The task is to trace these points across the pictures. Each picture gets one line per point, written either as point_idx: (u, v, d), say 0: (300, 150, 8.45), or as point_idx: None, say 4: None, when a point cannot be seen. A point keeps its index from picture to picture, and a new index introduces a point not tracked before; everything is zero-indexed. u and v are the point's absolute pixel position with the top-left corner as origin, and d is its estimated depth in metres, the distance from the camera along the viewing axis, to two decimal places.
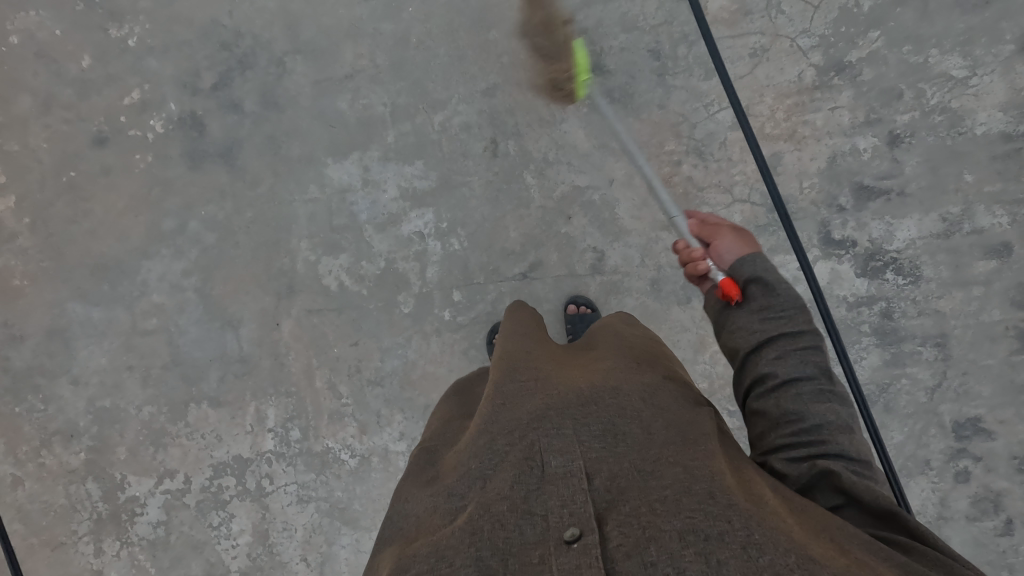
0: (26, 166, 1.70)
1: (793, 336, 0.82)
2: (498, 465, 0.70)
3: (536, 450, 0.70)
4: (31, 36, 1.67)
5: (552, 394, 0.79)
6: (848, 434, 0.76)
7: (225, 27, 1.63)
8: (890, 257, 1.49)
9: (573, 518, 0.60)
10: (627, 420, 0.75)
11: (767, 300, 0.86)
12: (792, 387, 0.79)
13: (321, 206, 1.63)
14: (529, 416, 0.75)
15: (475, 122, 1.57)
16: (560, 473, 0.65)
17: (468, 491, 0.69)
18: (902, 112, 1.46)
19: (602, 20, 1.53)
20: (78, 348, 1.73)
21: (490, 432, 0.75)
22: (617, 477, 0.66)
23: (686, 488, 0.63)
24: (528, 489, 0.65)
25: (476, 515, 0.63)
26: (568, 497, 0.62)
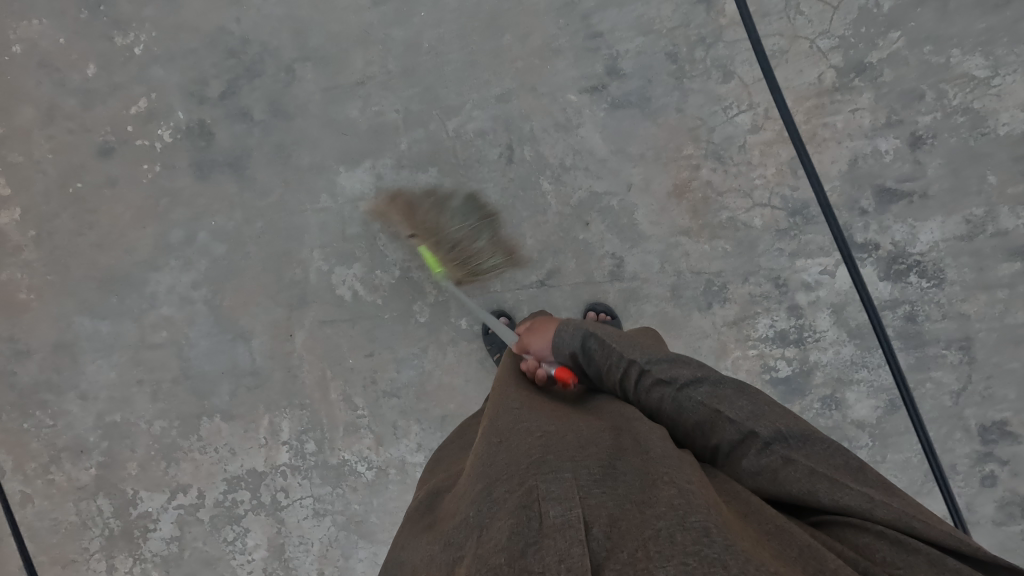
0: (30, 178, 1.67)
1: (630, 370, 0.90)
2: (496, 511, 0.70)
3: (534, 495, 0.69)
4: (33, 46, 1.64)
5: (550, 434, 0.78)
6: (728, 423, 0.81)
7: (232, 34, 1.59)
8: (914, 259, 1.47)
9: (571, 573, 0.59)
10: (627, 460, 0.74)
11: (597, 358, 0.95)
12: (661, 417, 0.87)
13: (333, 215, 1.60)
14: (527, 459, 0.74)
15: (489, 128, 1.55)
16: (559, 522, 0.65)
17: (468, 541, 0.69)
18: (924, 113, 1.44)
19: (617, 23, 1.50)
20: (85, 362, 1.69)
21: (488, 475, 0.75)
22: (618, 521, 0.65)
23: (683, 523, 0.63)
24: (527, 542, 0.64)
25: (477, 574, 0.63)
26: (566, 551, 0.61)
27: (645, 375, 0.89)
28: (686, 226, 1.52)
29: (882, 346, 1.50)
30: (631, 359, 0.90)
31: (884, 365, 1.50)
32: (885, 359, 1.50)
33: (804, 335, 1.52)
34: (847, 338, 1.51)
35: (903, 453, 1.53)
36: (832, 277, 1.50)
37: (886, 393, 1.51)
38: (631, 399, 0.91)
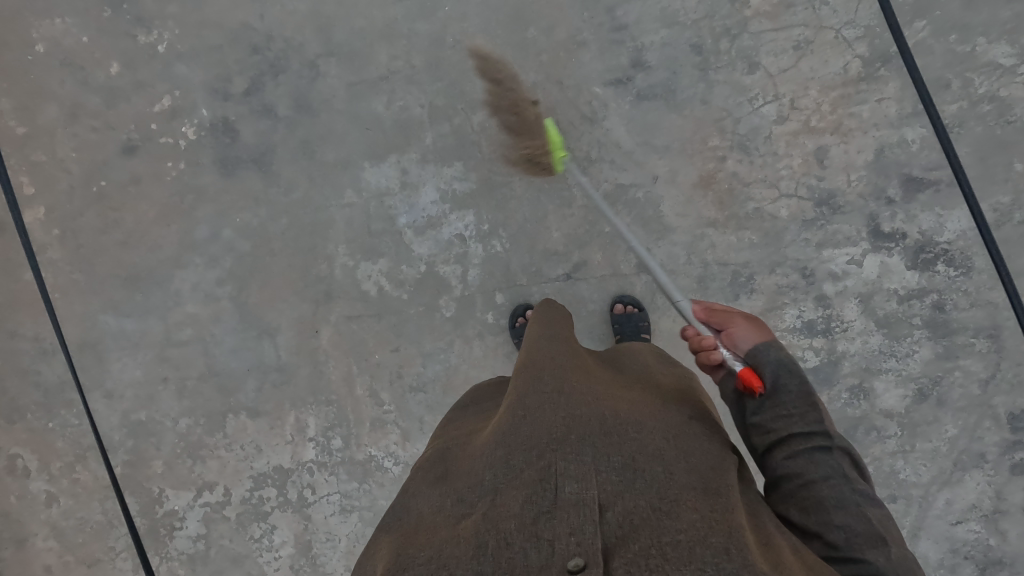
0: (54, 177, 1.67)
1: (807, 434, 0.75)
2: (512, 477, 0.68)
3: (552, 468, 0.67)
4: (57, 44, 1.64)
5: (575, 412, 0.76)
6: (882, 547, 0.66)
7: (256, 31, 1.60)
8: (941, 248, 1.47)
9: (578, 546, 0.57)
10: (651, 457, 0.72)
11: (775, 394, 0.79)
12: (808, 489, 0.72)
13: (358, 210, 1.60)
14: (550, 433, 0.72)
15: (515, 122, 1.55)
16: (574, 499, 0.62)
17: (478, 500, 0.68)
18: (950, 102, 1.44)
19: (642, 15, 1.50)
20: (111, 360, 1.69)
21: (508, 443, 0.74)
22: (632, 512, 0.62)
23: (703, 538, 0.59)
24: (539, 510, 0.62)
25: (483, 532, 0.62)
26: (578, 526, 0.59)
27: (823, 446, 0.74)
28: (712, 217, 1.52)
29: (910, 335, 1.49)
30: (820, 426, 0.75)
31: (913, 354, 1.50)
32: (914, 348, 1.49)
33: (831, 325, 1.52)
34: (875, 328, 1.50)
35: (931, 443, 1.51)
36: (859, 267, 1.50)
37: (915, 382, 1.50)
38: (780, 452, 0.76)
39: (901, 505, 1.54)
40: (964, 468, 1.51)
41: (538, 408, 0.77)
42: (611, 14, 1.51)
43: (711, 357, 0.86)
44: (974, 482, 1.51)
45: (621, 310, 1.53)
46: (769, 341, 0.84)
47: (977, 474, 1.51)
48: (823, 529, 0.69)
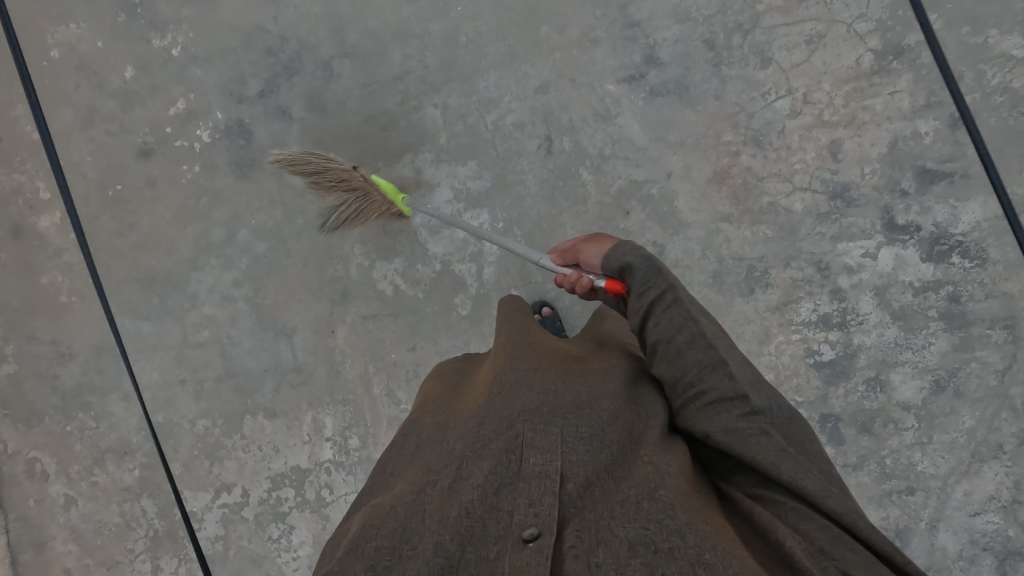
0: (71, 181, 1.68)
1: (659, 299, 0.85)
2: (479, 449, 0.72)
3: (517, 442, 0.72)
4: (72, 49, 1.65)
5: (548, 390, 0.82)
6: (729, 385, 0.77)
7: (270, 33, 1.61)
8: (956, 240, 1.47)
9: (534, 517, 0.63)
10: (617, 426, 0.78)
11: (638, 288, 0.88)
12: (669, 349, 0.83)
13: (374, 210, 1.61)
14: (520, 408, 0.78)
15: (528, 119, 1.56)
16: (536, 471, 0.68)
17: (443, 469, 0.71)
18: (964, 93, 1.45)
19: (654, 11, 1.51)
20: (128, 363, 1.70)
21: (481, 416, 0.78)
22: (593, 483, 0.69)
23: (653, 498, 0.67)
24: (502, 481, 0.67)
25: (446, 504, 0.65)
26: (536, 498, 0.65)
27: (682, 314, 0.83)
28: (727, 212, 1.53)
29: (926, 327, 1.50)
30: (670, 288, 0.85)
31: (929, 346, 1.50)
32: (930, 340, 1.50)
33: (847, 318, 1.52)
34: (891, 320, 1.51)
35: (949, 434, 1.51)
36: (874, 260, 1.50)
37: (932, 374, 1.51)
38: (649, 323, 0.86)
39: (920, 498, 1.53)
40: (983, 459, 1.50)
41: (511, 387, 0.83)
42: (623, 12, 1.52)
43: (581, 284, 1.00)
44: (993, 473, 1.51)
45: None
46: (628, 240, 0.92)
47: (995, 465, 1.50)
48: (683, 379, 0.81)
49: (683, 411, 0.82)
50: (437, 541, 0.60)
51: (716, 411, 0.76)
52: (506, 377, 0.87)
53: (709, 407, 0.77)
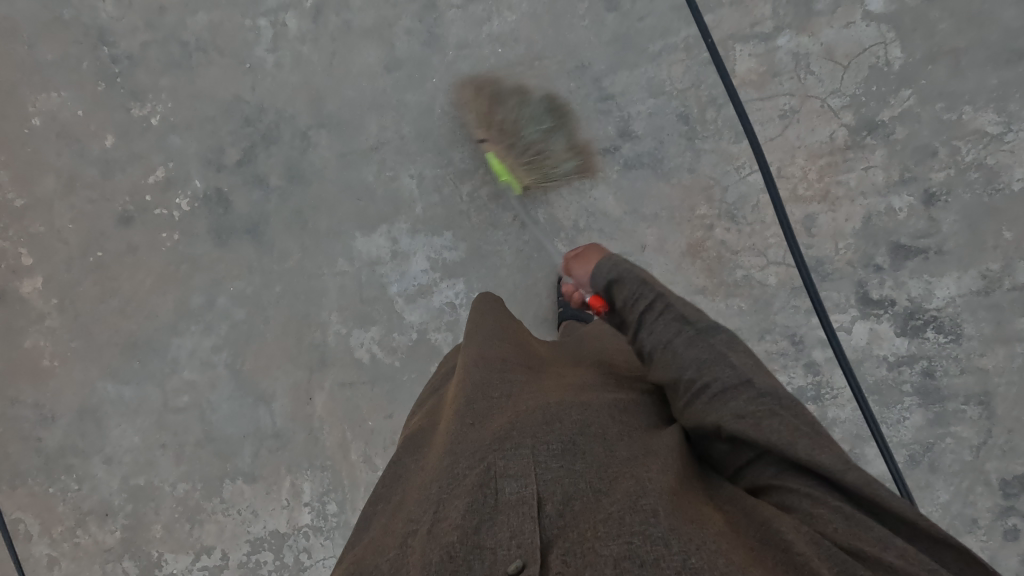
0: (53, 247, 1.69)
1: (651, 305, 0.85)
2: (453, 488, 0.68)
3: (490, 473, 0.68)
4: (53, 117, 1.67)
5: (517, 414, 0.78)
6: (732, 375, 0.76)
7: (248, 102, 1.62)
8: (930, 315, 1.47)
9: (519, 547, 0.59)
10: (589, 439, 0.75)
11: (630, 301, 0.87)
12: (669, 349, 0.82)
13: (351, 278, 1.62)
14: (490, 438, 0.74)
15: (504, 191, 1.56)
16: (513, 500, 0.64)
17: (418, 515, 0.67)
18: (938, 169, 1.44)
19: (628, 85, 1.51)
20: (110, 427, 1.71)
21: (451, 452, 0.74)
22: (572, 501, 0.65)
23: (635, 506, 0.63)
24: (480, 517, 0.63)
25: (425, 548, 0.61)
26: (518, 527, 0.61)
27: (675, 316, 0.83)
28: (701, 284, 1.53)
29: (901, 402, 1.50)
30: (659, 295, 0.85)
31: (904, 420, 1.50)
32: (905, 415, 1.50)
33: (822, 392, 1.52)
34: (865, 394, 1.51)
35: (924, 508, 1.51)
36: (848, 334, 1.50)
37: (907, 449, 1.51)
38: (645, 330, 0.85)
39: None
40: (958, 533, 1.50)
41: (480, 418, 0.80)
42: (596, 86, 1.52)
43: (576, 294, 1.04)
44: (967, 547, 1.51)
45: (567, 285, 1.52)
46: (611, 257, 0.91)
47: (970, 540, 1.50)
48: (681, 377, 0.80)
49: (686, 409, 0.79)
50: None
51: (720, 403, 0.75)
52: (473, 407, 0.83)
53: (711, 400, 0.76)
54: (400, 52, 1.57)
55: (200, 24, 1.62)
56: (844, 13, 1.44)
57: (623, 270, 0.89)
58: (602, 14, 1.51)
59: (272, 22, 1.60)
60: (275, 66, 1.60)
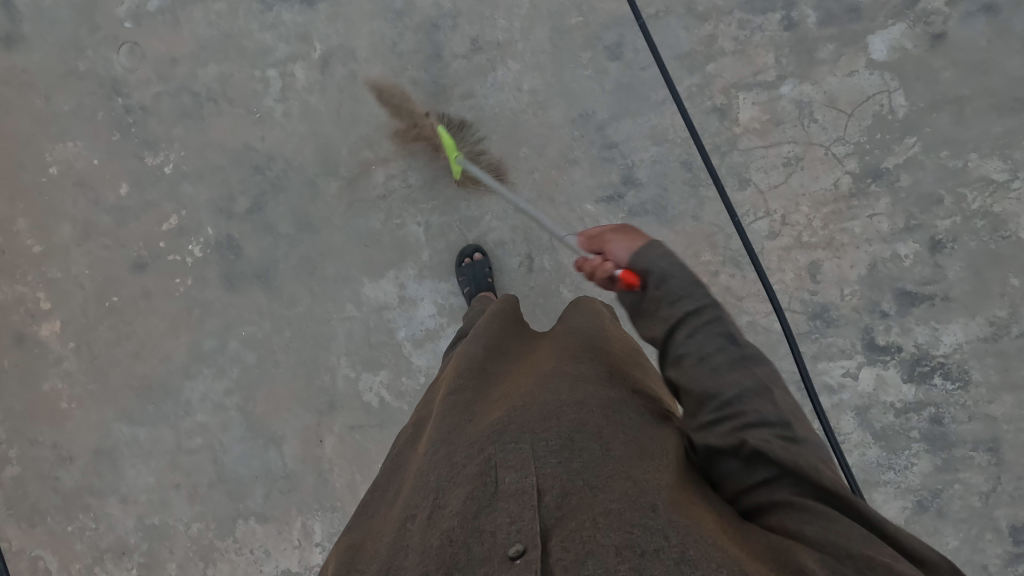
0: (70, 292, 1.74)
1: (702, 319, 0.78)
2: (455, 478, 0.74)
3: (491, 464, 0.73)
4: (70, 166, 1.71)
5: (516, 405, 0.82)
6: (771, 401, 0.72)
7: (258, 151, 1.65)
8: (937, 361, 1.47)
9: (518, 533, 0.64)
10: (589, 433, 0.76)
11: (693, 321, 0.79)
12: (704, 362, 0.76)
13: (359, 323, 1.64)
14: (488, 430, 0.78)
15: (509, 238, 1.59)
16: (512, 489, 0.68)
17: (420, 502, 0.74)
18: (943, 217, 1.44)
19: (632, 133, 1.53)
20: (125, 467, 1.75)
21: (452, 444, 0.80)
22: (570, 492, 0.68)
23: (634, 500, 0.66)
24: (480, 506, 0.68)
25: (427, 534, 0.69)
26: (517, 515, 0.66)
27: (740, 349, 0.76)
28: None
29: (908, 448, 1.49)
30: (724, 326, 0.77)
31: (911, 467, 1.49)
32: (912, 461, 1.49)
33: None
34: (872, 440, 1.50)
35: None
36: (855, 380, 1.50)
37: (915, 495, 1.50)
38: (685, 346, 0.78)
39: None
40: None
41: (479, 414, 0.85)
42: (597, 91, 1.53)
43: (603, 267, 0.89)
44: None
45: (469, 261, 1.54)
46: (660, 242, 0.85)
47: None
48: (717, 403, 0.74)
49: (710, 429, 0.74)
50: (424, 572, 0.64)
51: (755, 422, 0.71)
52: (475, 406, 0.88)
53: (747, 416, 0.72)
54: (406, 101, 1.60)
55: (211, 74, 1.65)
56: (847, 62, 1.45)
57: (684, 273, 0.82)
58: (605, 63, 1.53)
59: (281, 73, 1.63)
60: (284, 115, 1.63)
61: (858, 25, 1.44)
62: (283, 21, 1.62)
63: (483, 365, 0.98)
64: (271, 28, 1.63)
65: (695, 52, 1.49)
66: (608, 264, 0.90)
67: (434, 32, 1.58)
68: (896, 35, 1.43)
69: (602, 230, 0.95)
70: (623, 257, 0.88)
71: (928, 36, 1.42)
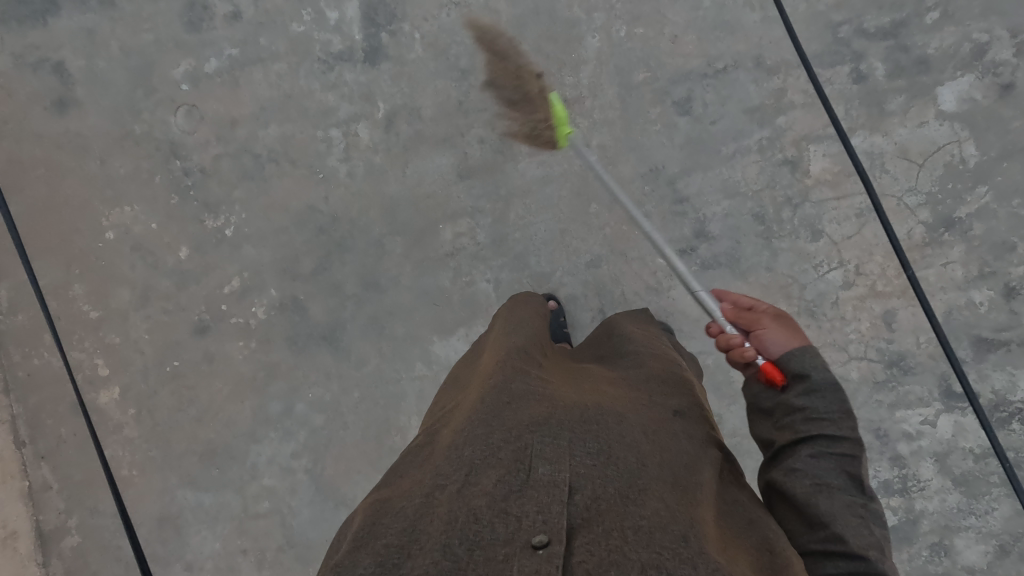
0: (128, 358, 1.70)
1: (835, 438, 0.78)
2: (488, 454, 0.70)
3: (527, 451, 0.70)
4: (126, 231, 1.68)
5: (554, 405, 0.80)
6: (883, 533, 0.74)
7: (322, 212, 1.63)
8: (1015, 407, 1.48)
9: (545, 523, 0.60)
10: (625, 448, 0.75)
11: (809, 400, 0.81)
12: (835, 471, 0.77)
13: (429, 382, 1.63)
14: (528, 419, 0.76)
15: (580, 294, 1.58)
16: (546, 480, 0.66)
17: (450, 473, 0.69)
18: (1016, 264, 1.45)
19: (703, 187, 1.53)
20: (189, 534, 1.71)
21: (489, 420, 0.77)
22: (600, 498, 0.66)
23: (663, 526, 0.64)
24: (511, 487, 0.65)
25: (453, 505, 0.64)
26: (546, 505, 0.62)
27: (847, 427, 0.79)
28: None
29: (989, 493, 1.50)
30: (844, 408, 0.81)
31: (992, 511, 1.49)
32: (993, 506, 1.49)
33: (908, 484, 1.52)
34: (952, 486, 1.51)
35: None
36: (933, 427, 1.51)
37: (996, 539, 1.50)
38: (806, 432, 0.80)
39: None
40: None
41: (519, 396, 0.82)
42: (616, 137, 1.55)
43: (742, 353, 0.88)
44: None
45: None
46: (812, 349, 0.85)
47: None
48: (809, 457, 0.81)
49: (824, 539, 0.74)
50: (446, 541, 0.60)
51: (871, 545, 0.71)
52: (515, 384, 0.85)
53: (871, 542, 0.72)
54: (473, 158, 1.59)
55: (272, 135, 1.63)
56: (917, 113, 1.46)
57: (832, 390, 0.81)
58: (674, 118, 1.53)
59: (344, 133, 1.62)
60: (348, 175, 1.62)
61: (928, 76, 1.45)
62: (345, 80, 1.61)
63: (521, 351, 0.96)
64: (332, 87, 1.61)
65: (764, 106, 1.51)
66: (750, 349, 0.89)
67: (500, 90, 1.57)
68: (965, 86, 1.44)
69: (759, 310, 0.96)
70: (777, 346, 0.88)
71: (997, 86, 1.43)
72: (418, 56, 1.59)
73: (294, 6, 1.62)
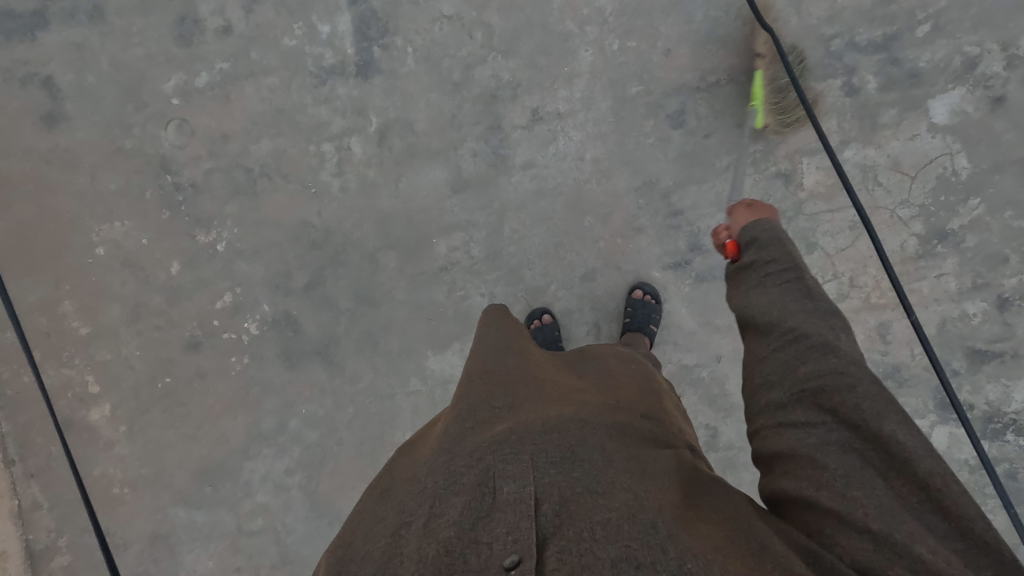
0: (119, 375, 1.68)
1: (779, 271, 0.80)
2: (451, 483, 0.68)
3: (491, 474, 0.68)
4: (117, 247, 1.66)
5: (518, 419, 0.78)
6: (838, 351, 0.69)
7: (315, 227, 1.62)
8: (1009, 418, 1.48)
9: (515, 543, 0.59)
10: (589, 449, 0.74)
11: (755, 252, 0.84)
12: (779, 298, 0.78)
13: (425, 397, 1.62)
14: (489, 438, 0.74)
15: (576, 307, 1.58)
16: (511, 498, 0.64)
17: (414, 510, 0.67)
18: (1009, 275, 1.45)
19: (697, 200, 1.53)
20: (183, 552, 1.69)
21: (451, 448, 0.75)
22: (568, 501, 0.64)
23: (632, 515, 0.63)
24: (477, 515, 0.63)
25: (421, 543, 0.62)
26: (514, 523, 0.61)
27: (785, 261, 0.80)
28: None
29: (985, 504, 1.50)
30: (795, 266, 0.79)
31: None
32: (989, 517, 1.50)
33: None
34: None
35: None
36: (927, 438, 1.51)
37: None
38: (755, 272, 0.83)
39: None
40: None
41: (481, 419, 0.80)
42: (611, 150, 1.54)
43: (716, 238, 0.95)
44: None
45: (538, 324, 1.55)
46: (767, 220, 0.86)
47: None
48: (781, 322, 0.75)
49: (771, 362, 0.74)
50: None
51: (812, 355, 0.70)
52: (477, 406, 0.83)
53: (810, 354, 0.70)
54: (466, 172, 1.58)
55: (264, 150, 1.62)
56: (909, 126, 1.47)
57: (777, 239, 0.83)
58: (667, 130, 1.53)
59: (336, 147, 1.61)
60: (341, 189, 1.61)
61: (919, 89, 1.46)
62: (337, 94, 1.60)
63: (481, 365, 0.93)
64: (325, 101, 1.61)
65: (758, 120, 1.51)
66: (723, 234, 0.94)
67: (493, 104, 1.57)
68: (957, 99, 1.45)
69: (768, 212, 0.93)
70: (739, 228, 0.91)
71: (989, 99, 1.44)
72: (411, 69, 1.58)
73: (285, 19, 1.60)
